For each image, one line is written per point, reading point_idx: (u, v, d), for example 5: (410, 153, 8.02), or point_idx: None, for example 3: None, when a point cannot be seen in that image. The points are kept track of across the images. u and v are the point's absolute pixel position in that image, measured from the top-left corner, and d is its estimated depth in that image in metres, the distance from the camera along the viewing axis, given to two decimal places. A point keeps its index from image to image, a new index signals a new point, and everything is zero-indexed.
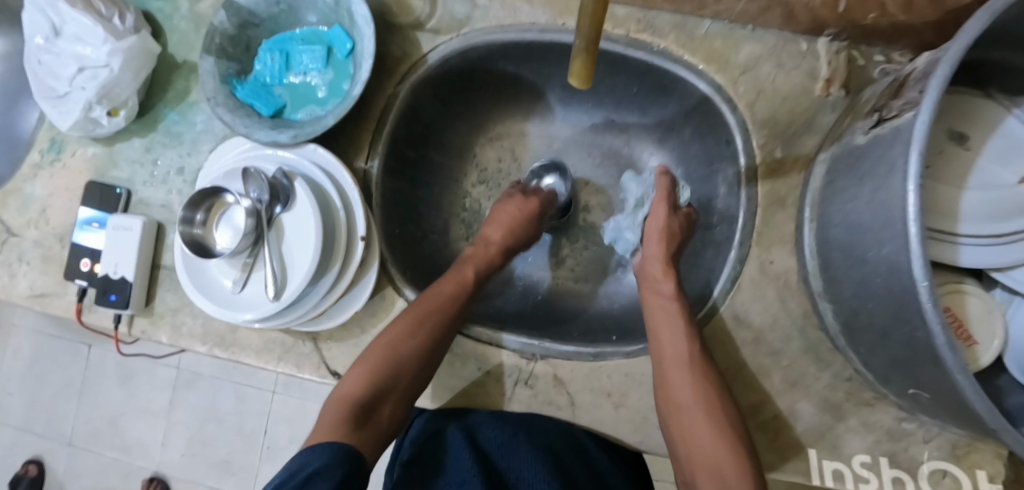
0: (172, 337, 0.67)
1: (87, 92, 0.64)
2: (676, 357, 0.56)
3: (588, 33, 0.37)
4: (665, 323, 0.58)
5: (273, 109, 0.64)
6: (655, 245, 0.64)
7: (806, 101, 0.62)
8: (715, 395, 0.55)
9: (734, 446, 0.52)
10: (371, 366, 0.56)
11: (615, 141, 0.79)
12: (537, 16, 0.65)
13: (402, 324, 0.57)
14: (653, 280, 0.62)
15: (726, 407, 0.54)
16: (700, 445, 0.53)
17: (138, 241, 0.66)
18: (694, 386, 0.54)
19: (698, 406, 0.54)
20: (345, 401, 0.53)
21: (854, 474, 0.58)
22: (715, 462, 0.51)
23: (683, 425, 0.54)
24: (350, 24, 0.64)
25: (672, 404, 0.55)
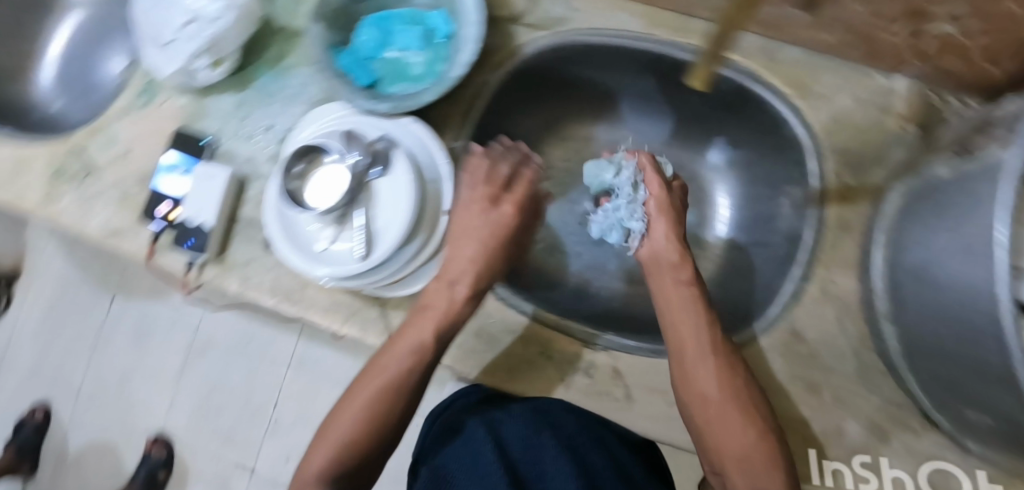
0: (240, 287, 0.69)
1: (195, 42, 0.66)
2: (699, 353, 0.54)
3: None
4: (683, 316, 0.56)
5: (371, 80, 0.67)
6: (660, 226, 0.61)
7: (880, 133, 0.65)
8: (734, 383, 0.54)
9: (767, 442, 0.51)
10: (331, 445, 0.51)
11: (680, 153, 0.82)
12: (631, 23, 0.68)
13: (372, 380, 0.53)
14: (657, 257, 0.61)
15: (760, 407, 0.53)
16: (733, 440, 0.51)
17: (221, 190, 0.68)
18: (719, 379, 0.53)
19: (722, 403, 0.53)
20: (332, 451, 0.51)
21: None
22: (746, 457, 0.50)
23: (708, 417, 0.53)
24: (454, 9, 0.67)
25: (694, 401, 0.53)
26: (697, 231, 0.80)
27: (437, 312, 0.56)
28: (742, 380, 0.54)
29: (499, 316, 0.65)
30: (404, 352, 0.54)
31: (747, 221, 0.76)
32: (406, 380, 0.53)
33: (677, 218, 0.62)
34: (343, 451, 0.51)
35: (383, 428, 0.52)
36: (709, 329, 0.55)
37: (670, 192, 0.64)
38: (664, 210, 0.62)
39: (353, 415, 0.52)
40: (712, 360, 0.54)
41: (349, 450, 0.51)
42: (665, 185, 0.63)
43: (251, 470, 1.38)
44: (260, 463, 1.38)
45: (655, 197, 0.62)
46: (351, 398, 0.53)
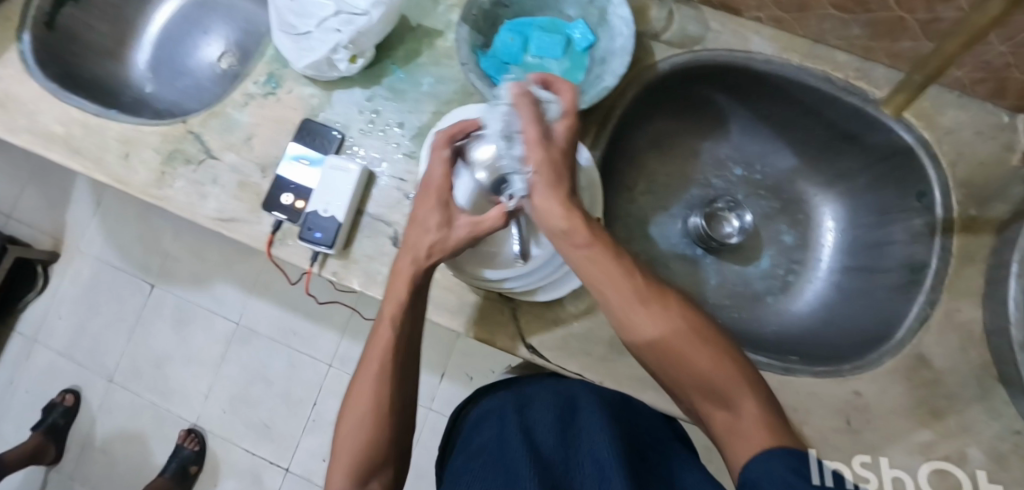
0: (363, 283, 0.68)
1: (341, 34, 0.66)
2: (629, 294, 0.52)
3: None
4: (626, 302, 0.52)
5: (510, 85, 0.68)
6: (535, 153, 0.53)
7: (1002, 169, 0.68)
8: (677, 315, 0.52)
9: (724, 360, 0.50)
10: (361, 420, 0.57)
11: (784, 175, 0.83)
12: (765, 47, 0.71)
13: (371, 362, 0.57)
14: (562, 233, 0.53)
15: (703, 327, 0.52)
16: (692, 370, 0.50)
17: (353, 185, 0.67)
18: (661, 320, 0.51)
19: (677, 337, 0.51)
20: (353, 436, 0.57)
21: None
22: (705, 383, 0.50)
23: (672, 361, 0.51)
24: (598, 22, 0.68)
25: (648, 343, 0.52)
26: (800, 253, 0.81)
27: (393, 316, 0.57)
28: (680, 309, 0.52)
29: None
30: (392, 343, 0.57)
31: (853, 246, 0.78)
32: (403, 367, 0.59)
33: (563, 165, 0.54)
34: (372, 422, 0.57)
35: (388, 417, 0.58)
36: (608, 258, 0.52)
37: (551, 148, 0.53)
38: (552, 173, 0.53)
39: (368, 393, 0.57)
40: (636, 292, 0.52)
41: (367, 443, 0.57)
42: (546, 137, 0.53)
43: (286, 469, 1.34)
44: (294, 462, 1.35)
45: (555, 152, 0.53)
46: (365, 374, 0.58)
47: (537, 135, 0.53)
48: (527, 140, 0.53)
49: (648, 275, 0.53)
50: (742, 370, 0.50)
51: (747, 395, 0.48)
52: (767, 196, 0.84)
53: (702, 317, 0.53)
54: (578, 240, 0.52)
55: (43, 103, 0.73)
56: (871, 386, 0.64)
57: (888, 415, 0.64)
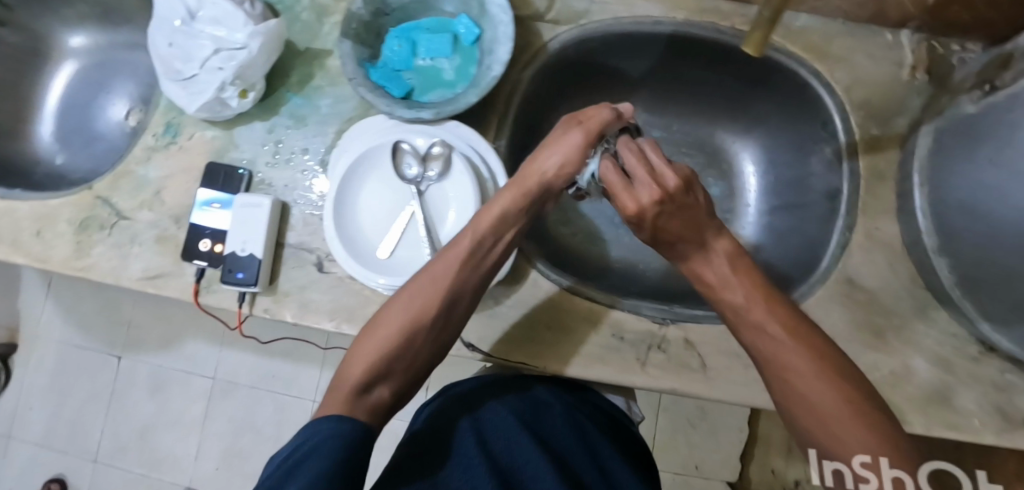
0: (297, 314, 0.67)
1: (224, 72, 0.65)
2: (778, 338, 0.49)
3: (778, 12, 0.43)
4: (785, 335, 0.49)
5: (404, 91, 0.68)
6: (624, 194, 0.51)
7: (896, 85, 0.69)
8: (841, 372, 0.48)
9: (872, 435, 0.45)
10: (385, 343, 0.53)
11: (701, 129, 0.84)
12: (650, 9, 0.70)
13: (420, 281, 0.54)
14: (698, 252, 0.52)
15: (857, 387, 0.47)
16: (807, 408, 0.47)
17: (267, 218, 0.67)
18: (818, 358, 0.48)
19: (821, 394, 0.47)
20: (376, 341, 0.54)
21: (967, 427, 0.62)
22: (836, 450, 0.46)
23: (787, 392, 0.48)
24: (479, 14, 0.68)
25: (788, 386, 0.48)
26: (730, 203, 0.82)
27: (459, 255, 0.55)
28: (837, 371, 0.47)
29: (565, 305, 0.66)
30: (452, 280, 0.55)
31: (776, 186, 0.79)
32: (463, 285, 0.56)
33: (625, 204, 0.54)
34: (397, 346, 0.53)
35: (420, 346, 0.55)
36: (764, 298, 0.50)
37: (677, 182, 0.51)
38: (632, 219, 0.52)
39: (403, 309, 0.54)
40: (787, 332, 0.48)
41: (389, 357, 0.53)
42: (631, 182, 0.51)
43: None
44: None
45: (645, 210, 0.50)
46: (404, 297, 0.54)
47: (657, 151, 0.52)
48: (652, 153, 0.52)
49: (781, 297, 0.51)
50: (886, 450, 0.45)
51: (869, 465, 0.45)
52: (689, 152, 0.85)
53: (848, 368, 0.48)
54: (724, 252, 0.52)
55: None
56: (810, 317, 0.65)
57: (831, 341, 0.64)
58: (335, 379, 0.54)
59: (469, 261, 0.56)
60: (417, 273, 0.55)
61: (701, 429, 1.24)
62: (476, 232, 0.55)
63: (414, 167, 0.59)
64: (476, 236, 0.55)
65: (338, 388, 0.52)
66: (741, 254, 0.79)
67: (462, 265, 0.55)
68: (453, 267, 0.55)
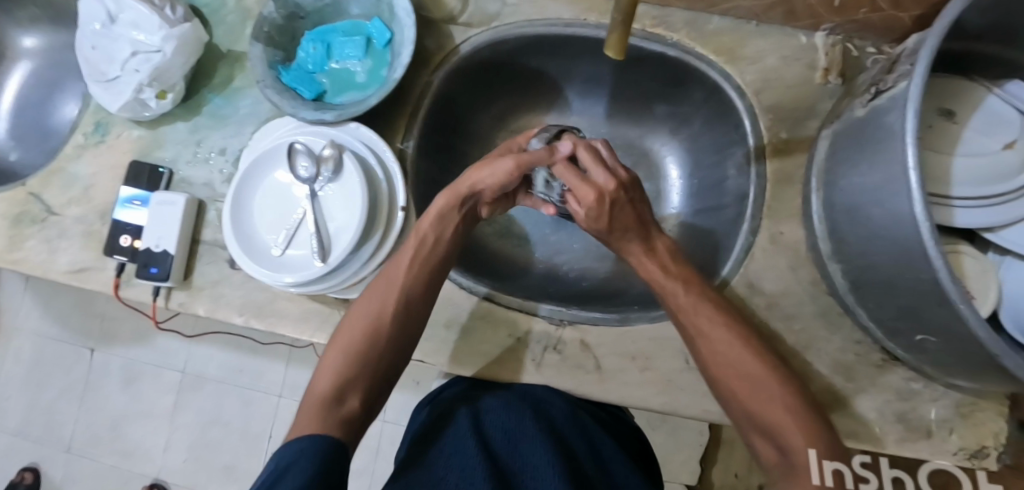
0: (209, 309, 0.69)
1: (140, 74, 0.68)
2: (703, 323, 0.56)
3: (626, 8, 0.43)
4: (713, 331, 0.56)
5: (315, 93, 0.69)
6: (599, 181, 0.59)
7: (808, 88, 0.68)
8: (756, 351, 0.55)
9: (791, 402, 0.52)
10: (347, 349, 0.58)
11: (629, 132, 0.84)
12: (562, 11, 0.71)
13: (380, 285, 0.60)
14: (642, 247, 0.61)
15: (771, 363, 0.55)
16: (760, 405, 0.53)
17: (181, 215, 0.69)
18: (749, 358, 0.55)
19: (745, 372, 0.54)
20: (343, 351, 0.58)
21: (861, 434, 0.61)
22: (767, 420, 0.52)
23: (731, 390, 0.55)
24: (390, 17, 0.69)
25: (716, 368, 0.56)
26: (655, 205, 0.82)
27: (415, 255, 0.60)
28: (753, 347, 0.56)
29: (466, 305, 0.67)
30: (408, 281, 0.60)
31: (697, 189, 0.78)
32: (415, 284, 0.60)
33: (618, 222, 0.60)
34: (359, 351, 0.58)
35: (383, 346, 0.58)
36: (685, 286, 0.58)
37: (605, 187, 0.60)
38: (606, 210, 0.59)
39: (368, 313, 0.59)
40: (727, 337, 0.56)
41: (355, 361, 0.57)
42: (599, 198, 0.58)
43: None
44: None
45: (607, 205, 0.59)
46: (368, 302, 0.60)
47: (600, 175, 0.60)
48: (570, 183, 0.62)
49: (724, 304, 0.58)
50: (808, 418, 0.51)
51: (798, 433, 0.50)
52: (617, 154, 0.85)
53: (776, 363, 0.55)
54: (665, 264, 0.60)
55: None
56: None
57: None
58: (307, 395, 0.57)
59: (418, 258, 0.60)
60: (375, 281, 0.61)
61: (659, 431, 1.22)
62: (421, 234, 0.61)
63: (308, 168, 0.61)
64: (421, 237, 0.61)
65: (311, 399, 0.55)
66: None
67: (410, 263, 0.60)
68: (405, 265, 0.60)
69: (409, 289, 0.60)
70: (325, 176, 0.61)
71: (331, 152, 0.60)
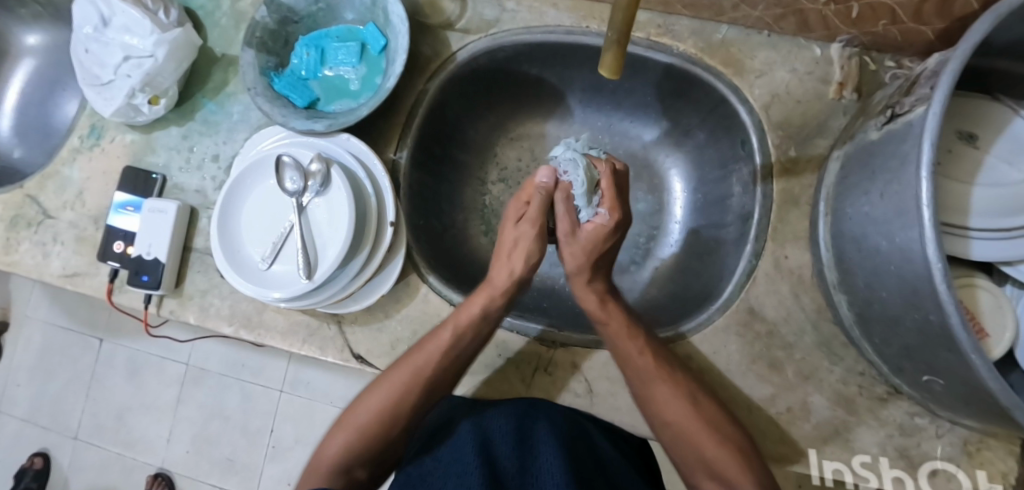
0: (199, 318, 0.69)
1: (132, 79, 0.67)
2: (649, 373, 0.56)
3: (621, 29, 0.39)
4: (664, 391, 0.56)
5: (307, 101, 0.67)
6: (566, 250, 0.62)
7: (820, 104, 0.64)
8: (696, 399, 0.56)
9: (732, 450, 0.53)
10: (357, 431, 0.57)
11: (632, 142, 0.81)
12: (562, 19, 0.68)
13: (398, 376, 0.58)
14: (601, 320, 0.59)
15: (708, 408, 0.56)
16: (698, 451, 0.54)
17: (172, 223, 0.68)
18: (680, 403, 0.56)
19: (687, 421, 0.55)
20: (353, 430, 0.58)
21: (860, 470, 0.59)
22: (711, 463, 0.53)
23: (673, 436, 0.56)
24: (384, 22, 0.67)
25: (662, 419, 0.56)
26: (656, 219, 0.80)
27: (437, 348, 0.58)
28: (694, 397, 0.56)
29: None
30: (434, 374, 0.59)
31: (700, 205, 0.76)
32: (440, 378, 0.59)
33: (597, 262, 0.62)
34: (371, 433, 0.57)
35: (396, 432, 0.58)
36: (633, 337, 0.58)
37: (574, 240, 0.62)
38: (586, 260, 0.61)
39: (379, 398, 0.58)
40: (670, 387, 0.56)
41: (365, 441, 0.57)
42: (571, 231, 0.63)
43: None
44: None
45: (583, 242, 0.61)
46: (384, 387, 0.59)
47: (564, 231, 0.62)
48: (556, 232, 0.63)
49: (667, 358, 0.58)
50: (751, 467, 0.52)
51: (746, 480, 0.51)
52: (619, 164, 0.82)
53: (716, 408, 0.56)
54: (614, 332, 0.58)
55: None
56: (704, 348, 0.63)
57: (725, 374, 0.62)
58: (314, 461, 0.57)
59: (449, 355, 0.59)
60: (396, 366, 0.60)
61: None
62: (457, 329, 0.59)
63: (295, 182, 0.60)
64: (456, 332, 0.59)
65: (320, 468, 0.56)
66: (662, 273, 0.77)
67: (442, 361, 0.59)
68: (434, 359, 0.59)
69: (438, 381, 0.59)
70: (313, 191, 0.60)
71: (314, 183, 0.59)
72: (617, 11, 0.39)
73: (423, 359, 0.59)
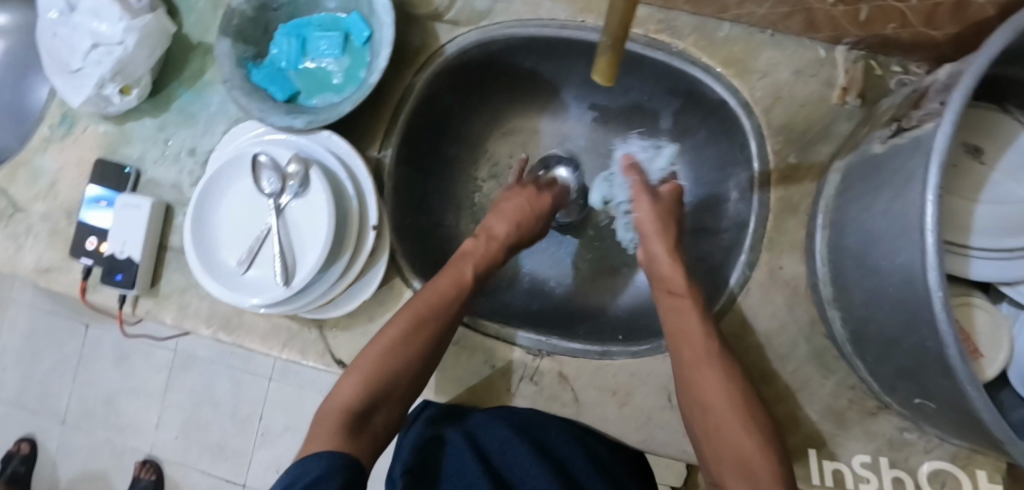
0: (177, 317, 0.67)
1: (101, 68, 0.63)
2: (697, 354, 0.53)
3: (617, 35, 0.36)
4: (707, 359, 0.53)
5: (288, 95, 0.64)
6: (644, 201, 0.63)
7: (822, 109, 0.62)
8: (742, 393, 0.52)
9: (769, 451, 0.49)
10: (369, 370, 0.54)
11: (627, 141, 0.79)
12: (557, 11, 0.65)
13: (412, 310, 0.56)
14: (661, 280, 0.59)
15: (752, 404, 0.52)
16: (732, 442, 0.50)
17: (146, 221, 0.66)
18: (722, 384, 0.52)
19: (726, 406, 0.51)
20: (364, 371, 0.54)
21: (855, 475, 0.58)
22: (746, 462, 0.48)
23: (713, 424, 0.51)
24: (368, 12, 0.63)
25: (700, 402, 0.52)
26: None
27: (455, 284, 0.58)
28: (741, 389, 0.52)
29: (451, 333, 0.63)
30: (451, 312, 0.57)
31: (697, 207, 0.73)
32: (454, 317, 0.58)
33: (671, 231, 0.61)
34: (382, 371, 0.54)
35: (404, 374, 0.55)
36: (695, 313, 0.55)
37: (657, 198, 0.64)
38: (660, 222, 0.62)
39: (392, 336, 0.55)
40: (721, 368, 0.53)
41: (378, 382, 0.53)
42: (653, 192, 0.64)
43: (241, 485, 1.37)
44: (251, 477, 1.37)
45: (666, 200, 0.64)
46: (395, 325, 0.56)
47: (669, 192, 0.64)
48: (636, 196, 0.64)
49: (727, 352, 0.54)
50: (785, 477, 0.47)
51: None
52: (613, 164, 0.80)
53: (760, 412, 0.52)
54: (675, 288, 0.57)
55: None
56: None
57: None
58: (324, 405, 0.54)
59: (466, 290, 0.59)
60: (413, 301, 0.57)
61: None
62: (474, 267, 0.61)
63: (273, 183, 0.57)
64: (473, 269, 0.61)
65: (331, 412, 0.52)
66: None
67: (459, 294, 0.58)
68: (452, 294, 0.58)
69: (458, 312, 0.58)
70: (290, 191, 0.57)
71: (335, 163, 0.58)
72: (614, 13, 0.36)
73: (443, 298, 0.57)
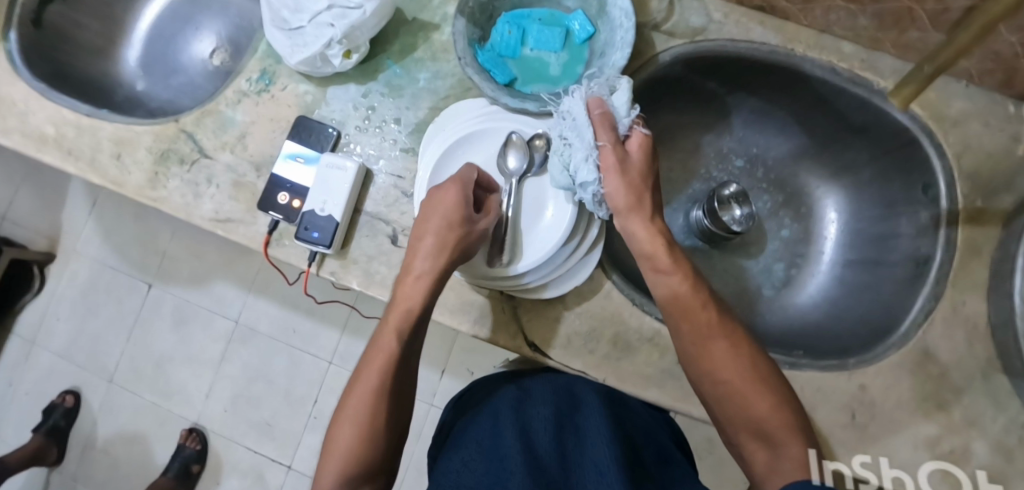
0: (362, 283, 0.67)
1: (334, 29, 0.64)
2: (701, 330, 0.54)
3: (936, 72, 0.60)
4: (713, 347, 0.54)
5: (508, 79, 0.66)
6: (612, 180, 0.55)
7: (1008, 160, 0.66)
8: (747, 357, 0.55)
9: (782, 410, 0.53)
10: (359, 420, 0.52)
11: (786, 167, 0.82)
12: (768, 38, 0.69)
13: (385, 345, 0.54)
14: (646, 256, 0.55)
15: (761, 366, 0.55)
16: (747, 413, 0.53)
17: (350, 183, 0.66)
18: (731, 359, 0.54)
19: (738, 379, 0.54)
20: (354, 417, 0.52)
21: (856, 474, 0.61)
22: (759, 424, 0.53)
23: (727, 397, 0.54)
24: (597, 13, 0.67)
25: (714, 379, 0.54)
26: (801, 247, 0.80)
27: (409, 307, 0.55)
28: (749, 357, 0.55)
29: (646, 332, 0.64)
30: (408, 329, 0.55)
31: (858, 239, 0.77)
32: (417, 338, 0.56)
33: (645, 200, 0.56)
34: (369, 415, 0.52)
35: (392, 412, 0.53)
36: (691, 287, 0.55)
37: (627, 170, 0.56)
38: (634, 193, 0.55)
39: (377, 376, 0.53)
40: (729, 344, 0.55)
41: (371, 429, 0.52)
42: (621, 160, 0.56)
43: (288, 466, 1.33)
44: (297, 459, 1.34)
45: (634, 168, 0.56)
46: (375, 364, 0.53)
47: (616, 160, 0.55)
48: (607, 168, 0.56)
49: (726, 316, 0.56)
50: (794, 420, 0.53)
51: (798, 447, 0.52)
52: (769, 190, 0.82)
53: (770, 379, 0.55)
54: (661, 264, 0.55)
55: (32, 102, 0.72)
56: (877, 382, 0.63)
57: (895, 409, 0.63)
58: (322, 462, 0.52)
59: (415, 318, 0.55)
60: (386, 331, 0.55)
61: (706, 461, 1.18)
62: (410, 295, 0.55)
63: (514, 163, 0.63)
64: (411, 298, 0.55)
65: (330, 459, 0.52)
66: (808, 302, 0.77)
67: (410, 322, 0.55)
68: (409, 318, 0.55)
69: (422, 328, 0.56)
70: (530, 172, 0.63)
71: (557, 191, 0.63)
72: (945, 50, 0.57)
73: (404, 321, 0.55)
